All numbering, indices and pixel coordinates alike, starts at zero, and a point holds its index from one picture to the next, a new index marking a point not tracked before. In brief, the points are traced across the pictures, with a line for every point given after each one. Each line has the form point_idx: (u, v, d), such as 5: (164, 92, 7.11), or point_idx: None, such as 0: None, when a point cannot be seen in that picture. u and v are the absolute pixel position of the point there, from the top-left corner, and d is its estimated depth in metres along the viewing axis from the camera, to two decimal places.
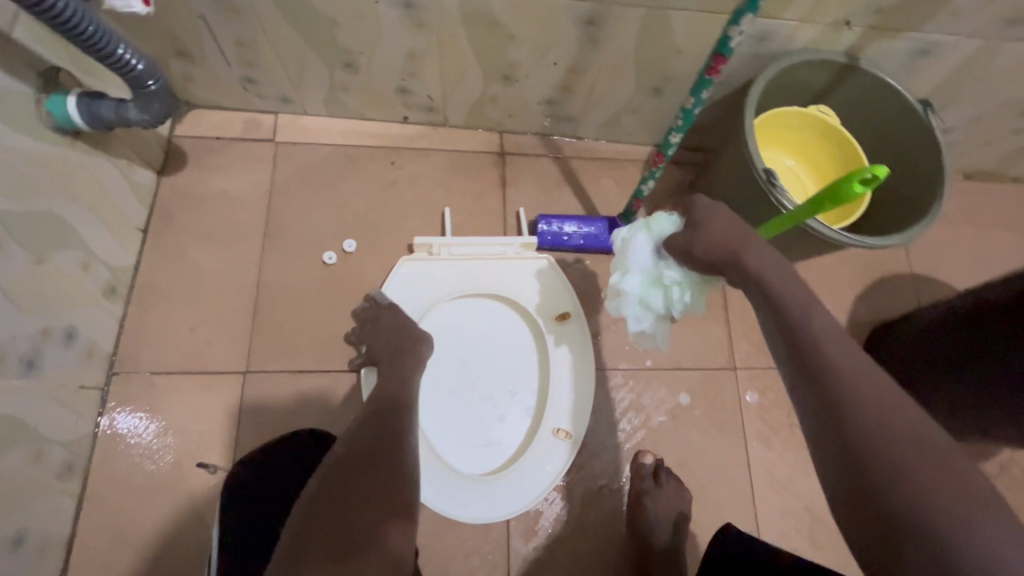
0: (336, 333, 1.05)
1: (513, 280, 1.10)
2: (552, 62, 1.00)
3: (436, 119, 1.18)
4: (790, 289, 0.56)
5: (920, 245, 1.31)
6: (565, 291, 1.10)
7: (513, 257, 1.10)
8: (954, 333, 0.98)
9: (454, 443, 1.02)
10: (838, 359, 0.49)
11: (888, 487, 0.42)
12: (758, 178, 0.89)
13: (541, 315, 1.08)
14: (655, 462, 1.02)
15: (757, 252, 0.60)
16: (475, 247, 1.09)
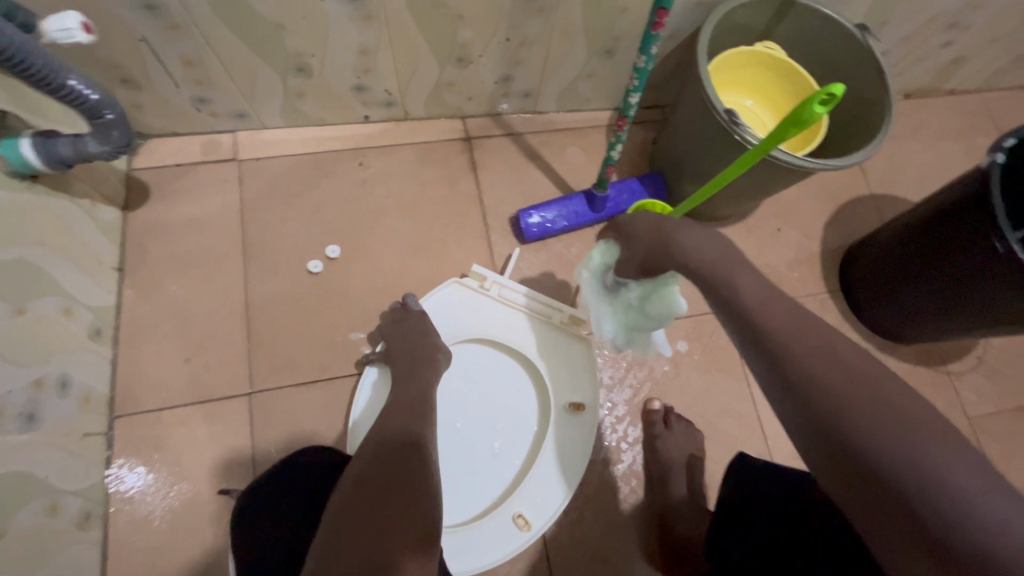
0: (334, 339, 1.05)
1: (544, 346, 1.06)
2: (504, 39, 1.01)
3: (396, 113, 1.18)
4: (717, 258, 0.60)
5: (874, 166, 1.38)
6: (593, 385, 1.04)
7: (560, 324, 1.06)
8: (917, 240, 1.03)
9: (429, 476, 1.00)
10: (769, 322, 0.52)
11: (834, 424, 0.45)
12: (720, 120, 0.91)
13: (558, 394, 1.04)
14: (663, 408, 1.09)
15: (680, 233, 0.64)
16: (527, 299, 1.07)
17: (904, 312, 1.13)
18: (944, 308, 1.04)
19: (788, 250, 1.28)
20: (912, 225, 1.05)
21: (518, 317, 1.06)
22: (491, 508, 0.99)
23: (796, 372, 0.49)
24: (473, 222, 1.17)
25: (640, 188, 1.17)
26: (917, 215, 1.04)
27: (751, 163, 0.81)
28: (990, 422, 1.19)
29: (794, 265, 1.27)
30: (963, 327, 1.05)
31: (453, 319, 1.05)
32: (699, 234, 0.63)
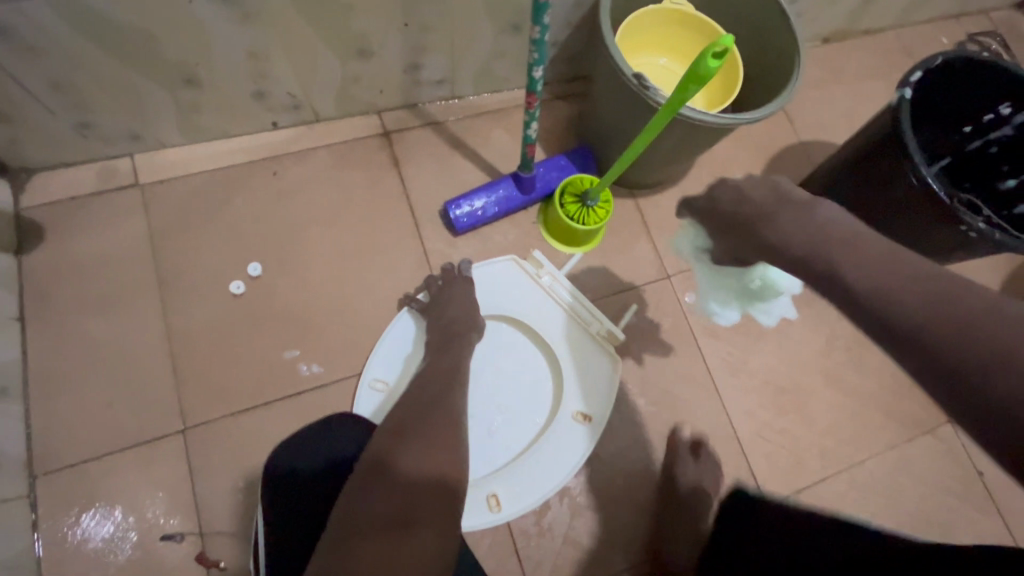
0: (268, 361, 1.00)
1: (572, 348, 1.08)
2: (402, 24, 0.96)
3: (305, 116, 1.12)
4: (810, 227, 0.55)
5: (801, 112, 1.37)
6: (604, 401, 1.05)
7: (594, 336, 1.08)
8: (844, 184, 1.03)
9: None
10: (899, 295, 0.45)
11: (966, 388, 0.40)
12: (631, 85, 0.89)
13: (569, 396, 1.05)
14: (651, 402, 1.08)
15: (773, 220, 0.59)
16: (572, 302, 1.09)
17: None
18: None
19: None
20: (836, 170, 1.05)
21: (559, 314, 1.09)
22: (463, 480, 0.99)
23: (911, 335, 0.43)
24: (402, 219, 1.12)
25: (568, 163, 1.13)
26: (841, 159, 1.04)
27: (662, 125, 0.80)
28: None
29: None
30: None
31: (495, 291, 1.08)
32: (773, 196, 0.61)
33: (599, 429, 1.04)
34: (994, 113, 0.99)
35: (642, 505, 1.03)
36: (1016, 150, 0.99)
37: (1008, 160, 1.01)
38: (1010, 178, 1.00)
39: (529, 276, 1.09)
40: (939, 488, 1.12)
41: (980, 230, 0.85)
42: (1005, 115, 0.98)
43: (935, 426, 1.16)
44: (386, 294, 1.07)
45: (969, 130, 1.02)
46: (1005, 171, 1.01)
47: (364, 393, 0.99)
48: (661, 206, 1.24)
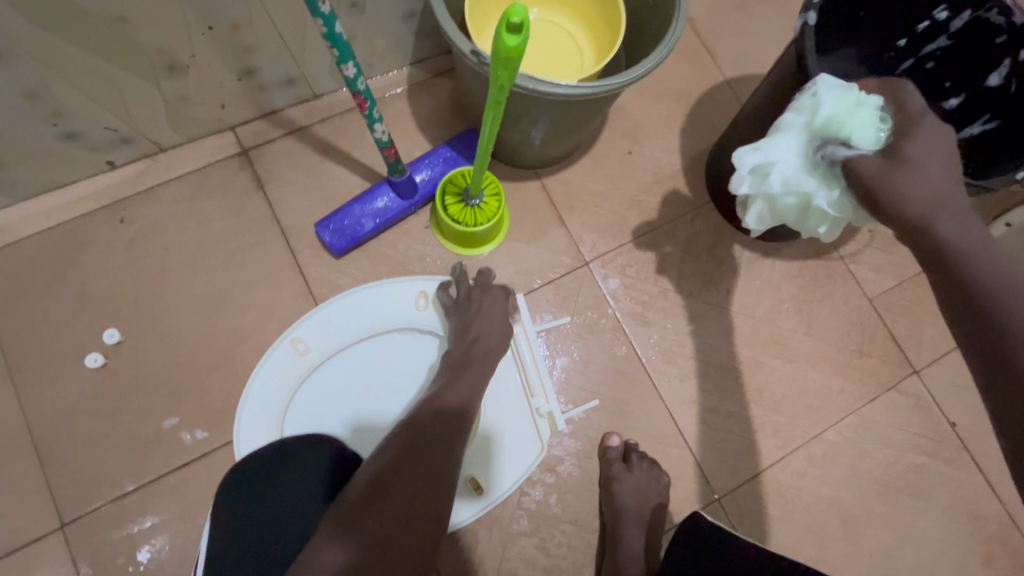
0: (145, 435, 0.90)
1: (506, 414, 0.96)
2: (205, 27, 0.79)
3: (143, 148, 0.97)
4: (978, 221, 0.52)
5: (723, 43, 1.18)
6: (507, 480, 0.94)
7: (533, 411, 0.96)
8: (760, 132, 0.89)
9: (314, 401, 0.91)
10: None
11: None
12: (472, 63, 0.76)
13: (475, 457, 0.94)
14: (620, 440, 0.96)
15: (952, 219, 0.52)
16: (529, 365, 0.98)
17: None
18: None
19: (646, 171, 1.11)
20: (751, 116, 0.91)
21: (513, 373, 0.98)
22: None
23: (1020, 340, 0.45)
24: (276, 249, 0.99)
25: (453, 155, 0.99)
26: (754, 103, 0.90)
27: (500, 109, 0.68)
28: (892, 297, 1.09)
29: (656, 187, 1.10)
30: None
31: None
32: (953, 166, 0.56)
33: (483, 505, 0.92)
34: (930, 20, 0.83)
35: (580, 521, 0.96)
36: (956, 63, 0.86)
37: (949, 75, 0.88)
38: (953, 98, 0.88)
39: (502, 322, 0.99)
40: (905, 448, 1.03)
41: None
42: (942, 21, 0.83)
43: (898, 380, 1.06)
44: (268, 338, 0.96)
45: (903, 46, 0.88)
46: (948, 88, 0.88)
47: (282, 344, 0.92)
48: (570, 183, 1.09)
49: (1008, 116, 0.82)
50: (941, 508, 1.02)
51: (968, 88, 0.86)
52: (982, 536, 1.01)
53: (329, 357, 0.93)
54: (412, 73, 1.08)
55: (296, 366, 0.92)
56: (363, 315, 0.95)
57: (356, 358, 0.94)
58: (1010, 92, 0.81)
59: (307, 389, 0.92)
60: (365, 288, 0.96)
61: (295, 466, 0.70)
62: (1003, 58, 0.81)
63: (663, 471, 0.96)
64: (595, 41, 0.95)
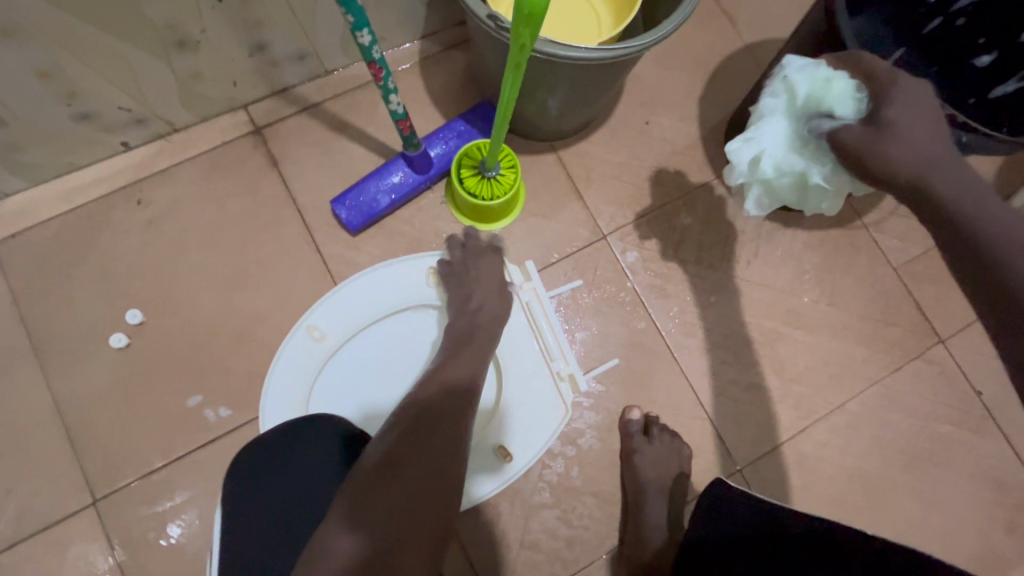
0: (171, 413, 0.91)
1: (527, 380, 0.94)
2: (215, 1, 0.78)
3: (156, 128, 0.97)
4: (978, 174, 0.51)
5: (743, 8, 1.14)
6: (537, 446, 0.92)
7: (555, 375, 0.94)
8: None
9: (338, 390, 0.91)
10: None
11: None
12: (488, 29, 0.74)
13: (501, 429, 0.92)
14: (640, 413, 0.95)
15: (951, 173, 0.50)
16: (545, 330, 0.96)
17: None
18: None
19: (663, 142, 1.09)
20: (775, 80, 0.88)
21: (528, 338, 0.95)
22: None
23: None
24: (292, 228, 0.99)
25: (467, 128, 0.98)
26: (777, 66, 0.87)
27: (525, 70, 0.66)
28: (918, 266, 1.07)
29: (674, 158, 1.08)
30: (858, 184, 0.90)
31: None
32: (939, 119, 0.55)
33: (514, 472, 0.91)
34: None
35: (601, 493, 0.96)
36: (991, 16, 0.82)
37: (984, 30, 0.83)
38: (986, 55, 0.84)
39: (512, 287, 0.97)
40: (930, 417, 1.02)
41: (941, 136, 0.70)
42: None
43: (923, 350, 1.04)
44: (288, 317, 0.96)
45: (934, 2, 0.84)
46: (982, 45, 0.84)
47: (296, 338, 0.90)
48: (587, 155, 1.07)
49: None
50: (966, 477, 1.01)
51: (1003, 45, 0.82)
52: (1007, 504, 1.00)
53: (344, 344, 0.92)
54: (424, 46, 1.06)
55: (313, 358, 0.91)
56: (372, 299, 0.94)
57: (372, 343, 0.93)
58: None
59: (328, 378, 0.91)
60: (368, 271, 0.94)
61: (300, 450, 0.69)
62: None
63: (685, 443, 0.96)
64: (613, 3, 0.92)
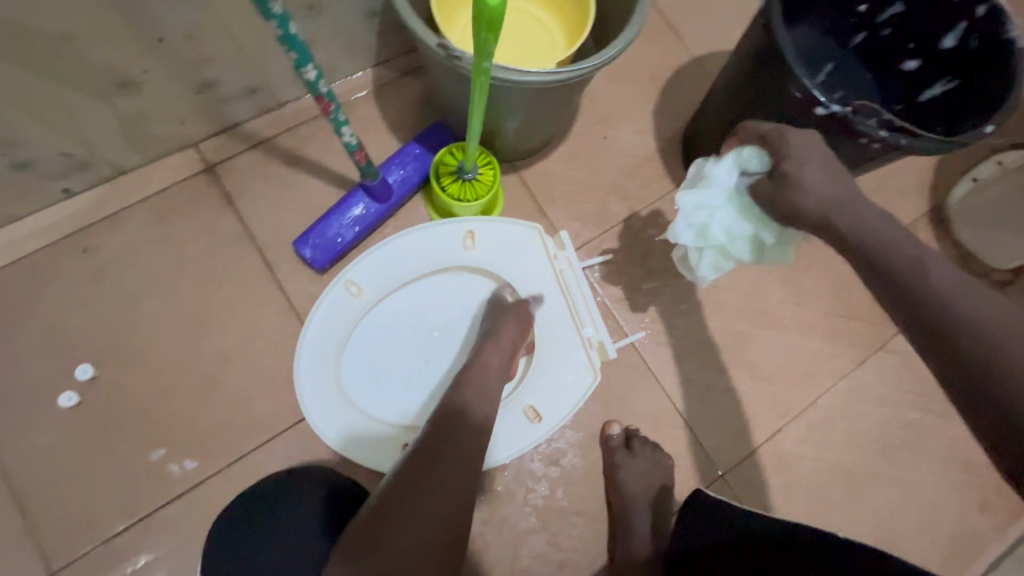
0: (131, 472, 0.86)
1: (559, 341, 0.94)
2: (157, 39, 0.75)
3: (101, 172, 0.92)
4: (873, 211, 0.59)
5: (688, 23, 1.18)
6: (563, 407, 0.91)
7: (585, 340, 0.94)
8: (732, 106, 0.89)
9: (372, 351, 0.91)
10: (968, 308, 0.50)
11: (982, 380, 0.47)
12: (439, 55, 0.73)
13: (532, 385, 0.92)
14: (622, 430, 0.95)
15: (854, 212, 0.59)
16: (576, 299, 0.96)
17: None
18: None
19: (623, 155, 1.10)
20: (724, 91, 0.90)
21: (561, 301, 0.95)
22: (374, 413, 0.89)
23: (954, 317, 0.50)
24: (252, 266, 0.96)
25: (423, 152, 0.97)
26: (726, 77, 0.89)
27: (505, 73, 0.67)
28: None
29: (635, 170, 1.10)
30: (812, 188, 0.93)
31: (502, 254, 0.95)
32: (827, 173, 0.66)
33: (540, 433, 0.90)
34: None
35: (589, 513, 0.95)
36: (914, 25, 0.85)
37: (911, 38, 0.87)
38: (912, 60, 0.88)
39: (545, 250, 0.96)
40: (898, 406, 1.05)
41: (882, 139, 0.73)
42: None
43: (886, 341, 1.07)
44: (252, 358, 0.92)
45: (864, 11, 0.87)
46: (912, 49, 0.87)
47: (336, 289, 0.91)
48: (549, 173, 1.08)
49: (967, 75, 0.82)
50: (937, 461, 1.04)
51: (926, 53, 0.86)
52: (978, 484, 1.04)
53: (385, 300, 0.93)
54: (378, 73, 1.05)
55: (351, 312, 0.91)
56: (410, 258, 0.94)
57: (406, 306, 0.93)
58: (970, 49, 0.81)
59: (360, 338, 0.91)
60: (408, 233, 0.94)
61: (285, 500, 0.72)
62: (961, 18, 0.80)
63: (667, 454, 0.96)
64: (565, 23, 0.94)
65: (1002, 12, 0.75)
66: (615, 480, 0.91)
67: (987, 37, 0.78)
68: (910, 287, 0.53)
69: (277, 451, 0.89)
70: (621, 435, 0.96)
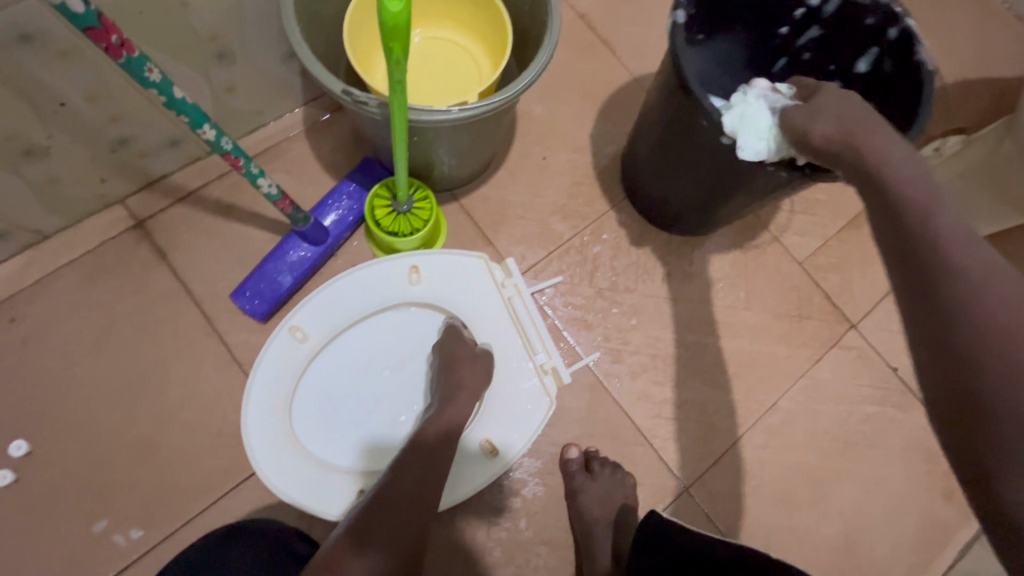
0: (75, 548, 0.83)
1: (512, 374, 0.88)
2: (58, 103, 0.73)
3: (24, 238, 0.90)
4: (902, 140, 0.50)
5: (619, 35, 1.18)
6: (525, 434, 0.86)
7: (537, 368, 0.88)
8: (657, 138, 0.88)
9: (321, 392, 0.85)
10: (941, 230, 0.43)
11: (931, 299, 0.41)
12: (347, 101, 0.72)
13: (489, 424, 0.86)
14: (581, 453, 0.93)
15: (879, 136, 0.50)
16: (529, 326, 0.90)
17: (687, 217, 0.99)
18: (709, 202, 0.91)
19: (563, 174, 1.10)
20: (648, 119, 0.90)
21: (511, 329, 0.89)
22: (326, 464, 0.82)
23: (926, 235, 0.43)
24: (189, 321, 0.93)
25: (356, 189, 0.96)
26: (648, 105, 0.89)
27: (405, 111, 0.65)
28: (820, 256, 1.11)
29: (576, 189, 1.09)
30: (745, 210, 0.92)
31: (448, 285, 0.89)
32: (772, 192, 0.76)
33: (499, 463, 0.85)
34: (805, 7, 0.83)
35: (554, 540, 0.94)
36: (832, 47, 0.85)
37: (833, 58, 0.86)
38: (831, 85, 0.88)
39: (491, 277, 0.89)
40: (855, 401, 1.05)
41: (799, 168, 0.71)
42: (816, 7, 0.82)
43: (838, 337, 1.08)
44: (195, 416, 0.90)
45: (785, 33, 0.87)
46: (834, 70, 0.87)
47: (278, 339, 0.83)
48: (490, 198, 1.07)
49: (880, 100, 0.81)
50: (898, 452, 1.04)
51: (842, 76, 0.86)
52: (940, 472, 1.04)
53: (333, 341, 0.86)
54: (307, 112, 1.03)
55: (297, 360, 0.84)
56: (355, 297, 0.87)
57: (357, 346, 0.87)
58: (886, 71, 0.79)
59: (310, 385, 0.85)
60: (350, 272, 0.87)
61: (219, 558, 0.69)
62: (874, 41, 0.79)
63: (628, 473, 0.95)
64: (488, 49, 0.93)
65: (911, 35, 0.74)
66: (578, 506, 0.90)
67: (900, 59, 0.77)
68: (893, 176, 0.47)
69: (228, 510, 0.87)
70: (581, 458, 0.94)
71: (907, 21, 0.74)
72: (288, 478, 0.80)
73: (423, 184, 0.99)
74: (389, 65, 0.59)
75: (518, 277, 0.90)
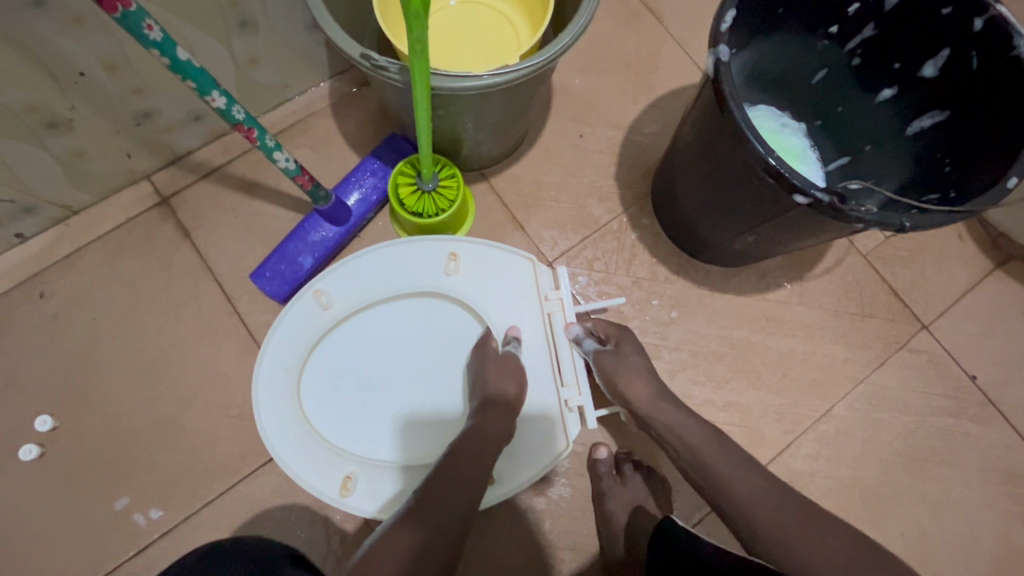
0: (98, 525, 0.83)
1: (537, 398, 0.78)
2: (76, 73, 0.71)
3: (52, 214, 0.89)
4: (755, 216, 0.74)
5: (668, 2, 1.08)
6: (528, 475, 0.76)
7: (562, 402, 0.78)
8: (700, 152, 0.76)
9: (339, 363, 0.79)
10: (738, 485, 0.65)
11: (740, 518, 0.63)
12: (368, 68, 0.67)
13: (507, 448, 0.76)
14: (610, 454, 0.87)
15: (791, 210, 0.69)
16: (564, 349, 0.81)
17: (729, 241, 0.85)
18: (758, 233, 0.78)
19: (601, 154, 1.02)
20: (689, 128, 0.78)
21: (547, 347, 0.80)
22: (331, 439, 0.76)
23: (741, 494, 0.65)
24: (212, 300, 0.91)
25: (381, 166, 0.91)
26: (691, 122, 0.77)
27: (425, 76, 0.60)
28: (890, 248, 0.99)
29: (615, 170, 1.01)
30: (795, 246, 0.79)
31: (483, 287, 0.80)
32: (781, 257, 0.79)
33: (485, 497, 0.74)
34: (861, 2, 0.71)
35: (580, 546, 0.88)
36: (890, 47, 0.74)
37: (893, 57, 0.74)
38: (889, 87, 0.77)
39: (537, 284, 0.80)
40: (923, 412, 0.94)
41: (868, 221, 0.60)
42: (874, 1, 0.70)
43: (907, 339, 0.96)
44: (216, 398, 0.88)
45: (835, 34, 0.76)
46: (898, 71, 0.75)
47: (302, 298, 0.77)
48: (522, 179, 1.00)
49: (961, 105, 0.69)
50: (972, 472, 0.93)
51: (904, 79, 0.74)
52: (1020, 495, 0.92)
53: (358, 314, 0.79)
54: (333, 87, 0.99)
55: (317, 325, 0.78)
56: (386, 272, 0.79)
57: (379, 323, 0.80)
58: (970, 71, 0.67)
59: (325, 354, 0.78)
60: (389, 242, 0.80)
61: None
62: (952, 36, 0.67)
63: (663, 479, 0.88)
64: (527, 12, 0.85)
65: (1006, 25, 0.62)
66: (606, 513, 0.83)
67: (990, 54, 0.64)
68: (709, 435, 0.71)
69: (246, 496, 0.85)
70: (610, 460, 0.87)
71: (997, 10, 0.62)
72: (290, 444, 0.74)
73: (450, 162, 0.93)
74: (408, 23, 0.53)
75: (564, 289, 0.82)
